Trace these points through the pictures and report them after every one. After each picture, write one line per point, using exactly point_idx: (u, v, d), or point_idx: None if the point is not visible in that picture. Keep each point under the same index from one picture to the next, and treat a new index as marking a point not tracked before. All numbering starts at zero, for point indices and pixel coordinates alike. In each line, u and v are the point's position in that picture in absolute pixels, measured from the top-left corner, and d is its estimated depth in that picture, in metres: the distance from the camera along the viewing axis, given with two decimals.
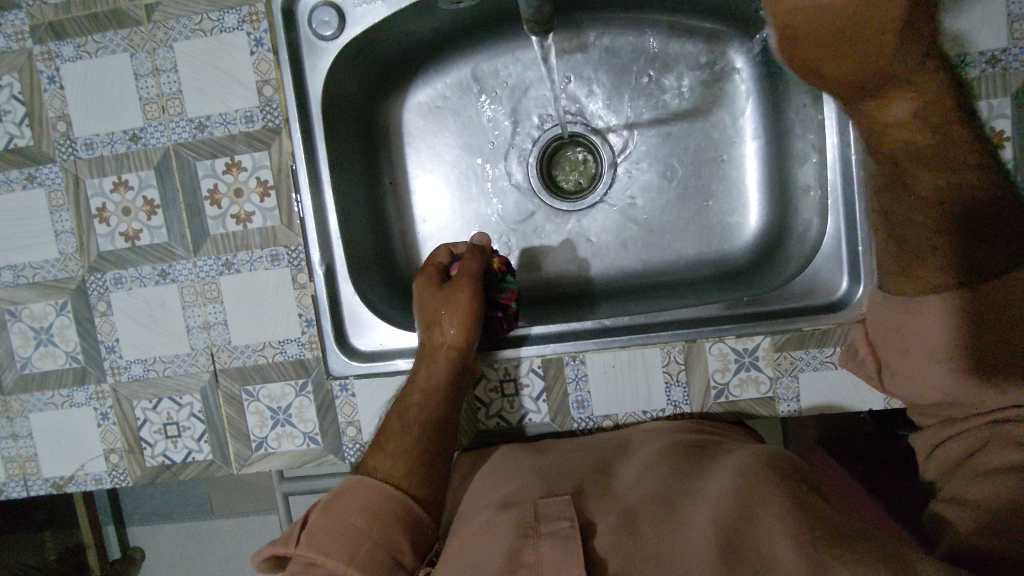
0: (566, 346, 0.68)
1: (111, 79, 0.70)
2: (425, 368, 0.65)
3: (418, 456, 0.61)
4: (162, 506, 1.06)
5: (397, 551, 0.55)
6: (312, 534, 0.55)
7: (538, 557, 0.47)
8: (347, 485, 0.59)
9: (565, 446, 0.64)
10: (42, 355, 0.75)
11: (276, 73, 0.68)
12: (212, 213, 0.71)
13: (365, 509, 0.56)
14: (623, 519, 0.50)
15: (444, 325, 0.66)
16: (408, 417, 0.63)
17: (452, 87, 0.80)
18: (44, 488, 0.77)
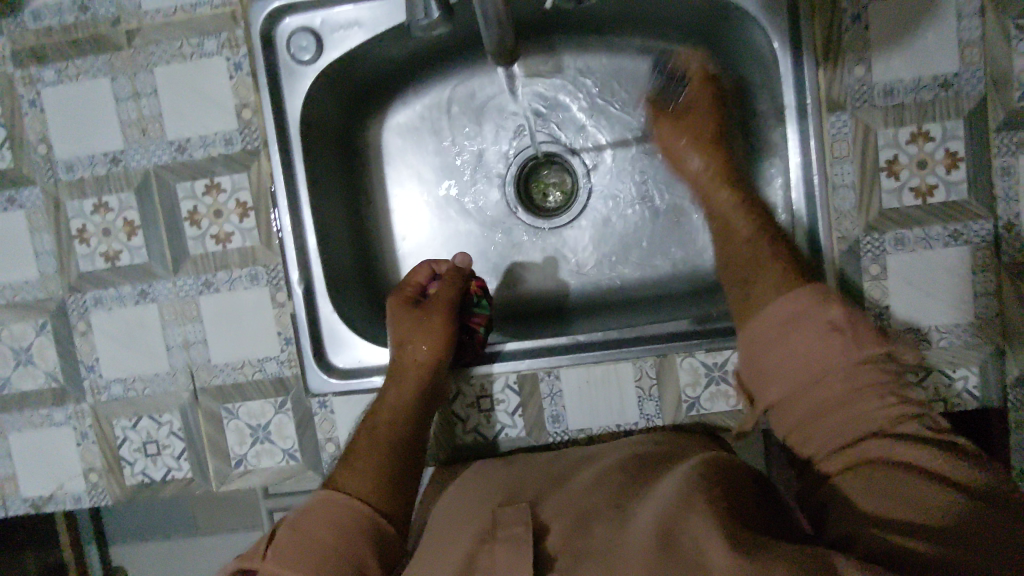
0: (546, 360, 0.69)
1: (92, 103, 0.71)
2: (397, 384, 0.66)
3: (385, 472, 0.62)
4: (145, 523, 1.06)
5: (363, 564, 0.56)
6: (278, 550, 0.55)
7: (492, 559, 0.48)
8: (317, 501, 0.59)
9: (534, 459, 0.65)
10: (22, 375, 0.75)
11: (255, 96, 0.70)
12: (192, 234, 0.72)
13: (330, 522, 0.57)
14: (575, 526, 0.51)
15: (418, 342, 0.68)
16: (378, 432, 0.64)
17: (430, 109, 0.82)
18: (23, 508, 0.77)
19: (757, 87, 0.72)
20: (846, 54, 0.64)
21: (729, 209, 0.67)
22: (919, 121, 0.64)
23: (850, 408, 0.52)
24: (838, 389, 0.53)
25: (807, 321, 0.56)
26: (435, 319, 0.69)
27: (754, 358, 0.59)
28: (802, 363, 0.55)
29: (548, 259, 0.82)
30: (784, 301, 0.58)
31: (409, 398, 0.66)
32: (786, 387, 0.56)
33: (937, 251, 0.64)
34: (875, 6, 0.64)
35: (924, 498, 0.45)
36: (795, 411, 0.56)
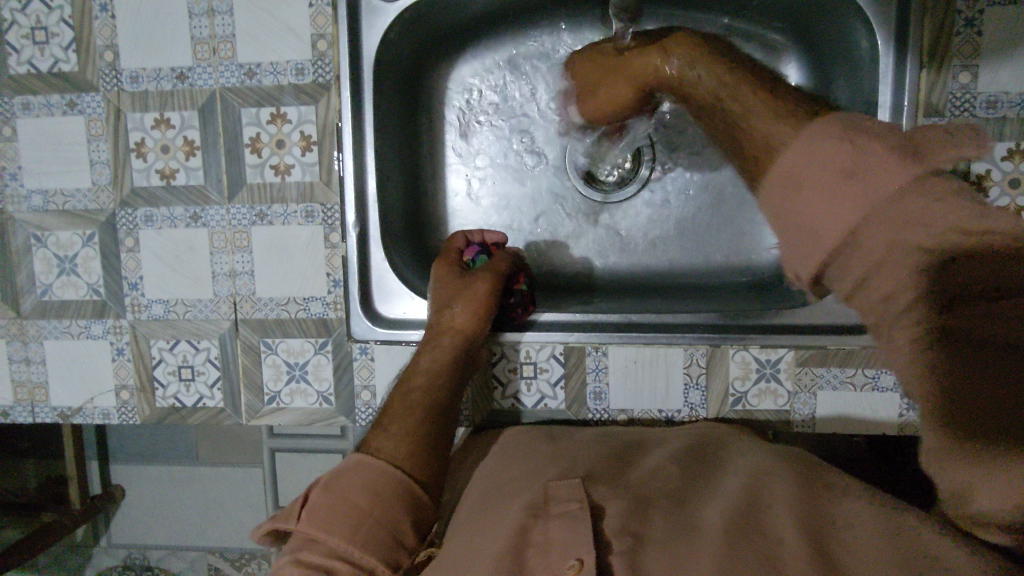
0: (591, 334, 0.67)
1: (166, 14, 0.69)
2: (431, 353, 0.65)
3: (420, 434, 0.60)
4: (154, 446, 1.06)
5: (399, 531, 0.55)
6: (311, 513, 0.55)
7: (548, 536, 0.47)
8: (348, 463, 0.58)
9: (574, 439, 0.63)
10: (63, 284, 0.75)
11: (333, 28, 0.68)
12: (251, 161, 0.70)
13: (362, 487, 0.55)
14: (637, 509, 0.49)
15: (458, 313, 0.65)
16: (412, 395, 0.63)
17: (500, 64, 0.79)
18: (50, 417, 0.77)
19: (846, 84, 0.69)
20: (952, 59, 0.61)
21: (749, 115, 0.47)
22: (1018, 137, 0.62)
23: (910, 275, 0.38)
24: (914, 259, 0.38)
25: (835, 171, 0.40)
26: (477, 290, 0.66)
27: (787, 234, 0.44)
28: (832, 237, 0.40)
29: (602, 234, 0.81)
30: (806, 155, 0.42)
31: (441, 365, 0.64)
32: (814, 259, 0.42)
33: None
34: (992, 13, 0.61)
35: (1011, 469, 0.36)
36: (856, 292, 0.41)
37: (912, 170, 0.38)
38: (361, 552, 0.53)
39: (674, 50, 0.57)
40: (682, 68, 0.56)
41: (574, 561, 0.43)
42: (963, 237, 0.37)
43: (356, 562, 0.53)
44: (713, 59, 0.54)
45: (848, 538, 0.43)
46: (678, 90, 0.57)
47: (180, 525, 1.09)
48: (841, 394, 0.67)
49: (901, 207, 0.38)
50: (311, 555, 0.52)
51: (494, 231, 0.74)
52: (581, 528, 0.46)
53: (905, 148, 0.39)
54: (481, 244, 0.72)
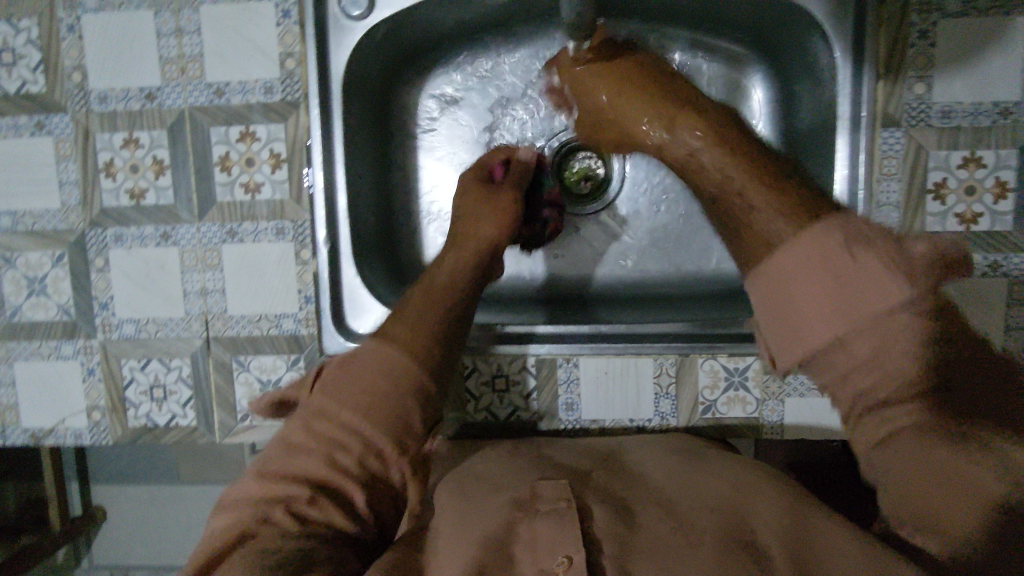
0: (567, 347, 0.69)
1: (134, 35, 0.70)
2: (457, 252, 0.65)
3: (437, 333, 0.59)
4: (130, 466, 1.05)
5: (408, 421, 0.54)
6: (324, 386, 0.55)
7: (533, 532, 0.47)
8: (364, 346, 0.57)
9: (561, 447, 0.64)
10: (33, 304, 0.74)
11: (300, 46, 0.68)
12: (221, 180, 0.71)
13: (377, 369, 0.55)
14: (621, 510, 0.50)
15: (482, 220, 0.67)
16: (432, 295, 0.61)
17: (472, 80, 0.80)
18: (21, 439, 0.77)
19: (808, 95, 0.70)
20: (907, 70, 0.63)
21: (730, 180, 0.48)
22: (973, 145, 0.63)
23: (889, 371, 0.40)
24: (900, 362, 0.40)
25: (840, 271, 0.41)
26: (500, 203, 0.69)
27: (784, 324, 0.44)
28: (827, 333, 0.41)
29: (574, 246, 0.81)
30: (810, 257, 0.42)
31: (462, 268, 0.64)
32: (808, 351, 0.43)
33: (973, 280, 0.64)
34: (944, 25, 0.62)
35: (968, 482, 0.38)
36: (829, 379, 0.43)
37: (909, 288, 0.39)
38: (371, 428, 0.53)
39: (679, 122, 0.54)
40: (708, 162, 0.50)
41: (563, 557, 0.44)
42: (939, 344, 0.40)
43: (364, 436, 0.52)
44: (721, 142, 0.50)
45: (820, 550, 0.43)
46: (660, 155, 0.56)
47: (159, 545, 1.08)
48: (807, 401, 0.67)
49: (890, 320, 0.40)
50: (321, 423, 0.53)
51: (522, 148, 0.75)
52: (569, 525, 0.47)
53: (900, 259, 0.40)
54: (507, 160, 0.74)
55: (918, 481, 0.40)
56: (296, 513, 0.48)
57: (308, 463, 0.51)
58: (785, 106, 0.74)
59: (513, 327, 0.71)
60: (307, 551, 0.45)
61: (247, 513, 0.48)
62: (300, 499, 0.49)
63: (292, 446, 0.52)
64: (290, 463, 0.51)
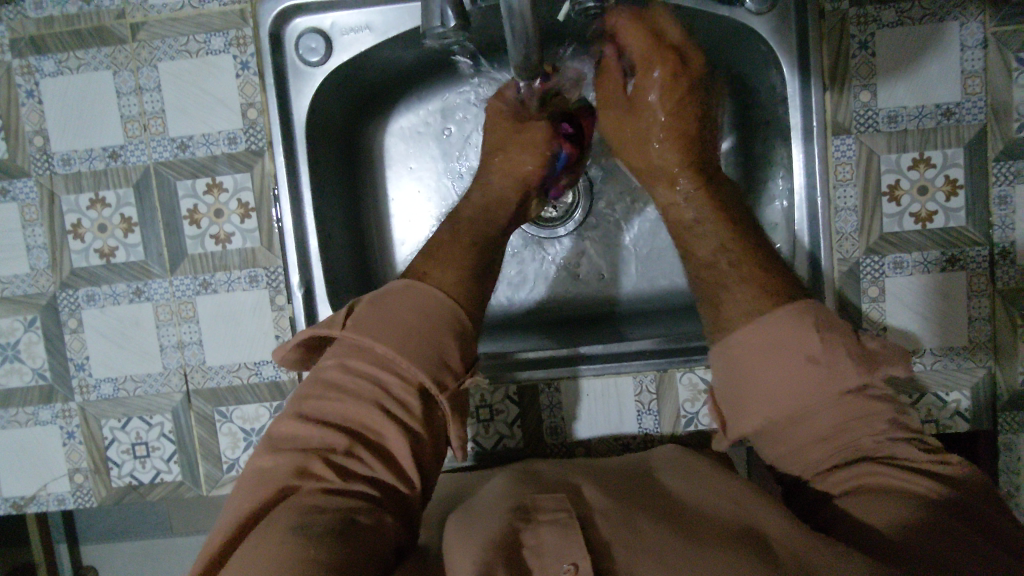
0: (556, 369, 0.70)
1: (94, 96, 0.70)
2: (482, 187, 0.67)
3: (467, 269, 0.60)
4: (118, 524, 1.03)
5: (446, 354, 0.54)
6: (358, 324, 0.54)
7: (539, 540, 0.46)
8: (397, 286, 0.57)
9: (555, 466, 0.63)
10: (7, 371, 0.73)
11: (261, 96, 0.69)
12: (191, 233, 0.71)
13: (413, 309, 0.55)
14: (624, 518, 0.48)
15: (519, 157, 0.66)
16: (462, 230, 0.63)
17: (435, 114, 0.81)
18: (3, 508, 0.75)
19: (760, 108, 0.72)
20: (852, 79, 0.65)
21: (708, 241, 0.58)
22: (921, 146, 0.65)
23: (844, 437, 0.49)
24: (849, 426, 0.49)
25: (804, 344, 0.49)
26: (535, 137, 0.66)
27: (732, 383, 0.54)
28: (792, 399, 0.49)
29: (547, 270, 0.82)
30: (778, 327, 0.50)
31: (491, 206, 0.66)
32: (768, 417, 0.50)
33: (934, 275, 0.66)
34: (884, 35, 0.65)
35: (907, 513, 0.43)
36: (791, 445, 0.51)
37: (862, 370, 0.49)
38: (410, 369, 0.52)
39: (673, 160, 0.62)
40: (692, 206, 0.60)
41: (569, 564, 0.43)
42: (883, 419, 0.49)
43: (403, 370, 0.52)
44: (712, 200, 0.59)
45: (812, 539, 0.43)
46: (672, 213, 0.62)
47: None
48: None
49: (844, 400, 0.49)
50: (358, 363, 0.52)
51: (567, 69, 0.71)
52: (573, 533, 0.45)
53: (851, 342, 0.50)
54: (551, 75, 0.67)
55: (861, 507, 0.46)
56: (334, 466, 0.48)
57: (345, 406, 0.51)
58: (741, 119, 0.76)
59: (524, 355, 0.72)
60: (347, 517, 0.45)
61: (289, 463, 0.48)
62: (338, 451, 0.49)
63: (330, 385, 0.52)
64: (330, 405, 0.51)
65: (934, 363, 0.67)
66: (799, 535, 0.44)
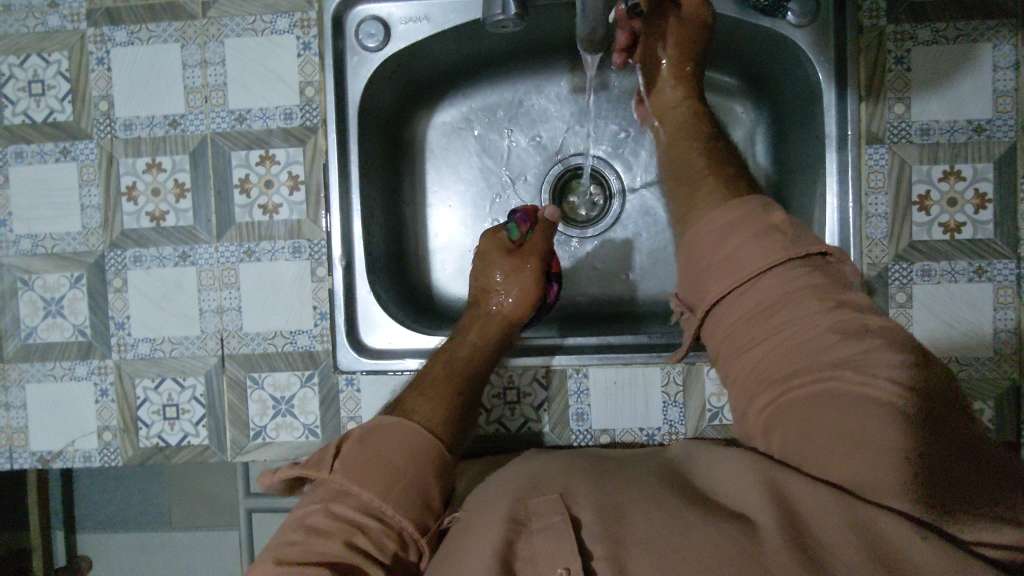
0: (538, 358, 0.72)
1: (160, 66, 0.73)
2: (480, 331, 0.71)
3: (452, 406, 0.63)
4: (122, 511, 1.03)
5: (428, 494, 0.56)
6: (346, 463, 0.55)
7: (533, 550, 0.47)
8: (383, 422, 0.59)
9: (552, 457, 0.63)
10: (49, 326, 0.75)
11: (319, 75, 0.72)
12: (241, 202, 0.73)
13: (400, 448, 0.57)
14: (615, 522, 0.47)
15: (512, 306, 0.73)
16: (454, 364, 0.67)
17: (477, 112, 0.84)
18: (29, 462, 0.76)
19: (793, 120, 0.75)
20: (887, 92, 0.68)
21: (705, 189, 0.63)
22: (951, 160, 0.68)
23: (801, 338, 0.53)
24: (806, 328, 0.53)
25: (750, 226, 0.57)
26: (523, 283, 0.73)
27: (696, 274, 0.60)
28: (743, 274, 0.56)
29: (578, 266, 0.84)
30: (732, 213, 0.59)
31: (486, 343, 0.70)
32: (733, 312, 0.57)
33: (961, 285, 0.67)
34: (918, 52, 0.67)
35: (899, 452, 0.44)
36: (751, 353, 0.55)
37: (810, 275, 0.55)
38: (395, 511, 0.53)
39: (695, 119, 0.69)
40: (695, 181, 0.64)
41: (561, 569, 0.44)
42: (845, 317, 0.52)
43: (384, 517, 0.53)
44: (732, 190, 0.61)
45: (817, 519, 0.42)
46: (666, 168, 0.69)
47: None
48: None
49: (799, 299, 0.54)
50: (341, 505, 0.53)
51: (550, 206, 0.77)
52: (567, 538, 0.46)
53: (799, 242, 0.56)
54: (528, 215, 0.76)
55: (818, 429, 0.48)
56: None
57: (325, 544, 0.50)
58: (774, 132, 0.79)
59: (537, 342, 0.75)
60: None
61: None
62: None
63: (312, 529, 0.51)
64: (310, 546, 0.50)
65: (961, 371, 0.68)
66: (801, 515, 0.43)
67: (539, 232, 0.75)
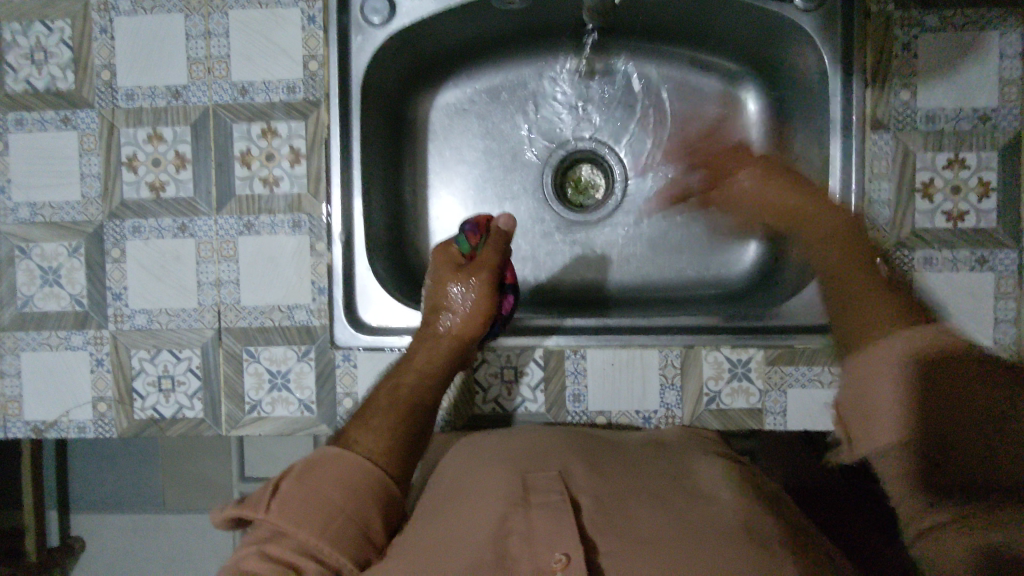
0: (522, 338, 0.72)
1: (164, 37, 0.73)
2: (426, 353, 0.68)
3: (399, 430, 0.63)
4: (113, 489, 1.02)
5: (368, 524, 0.56)
6: (281, 503, 0.54)
7: (530, 527, 0.49)
8: (326, 453, 0.59)
9: (532, 433, 0.63)
10: (45, 295, 0.75)
11: (324, 49, 0.72)
12: (241, 174, 0.73)
13: (339, 483, 0.56)
14: (613, 514, 0.51)
15: (461, 325, 0.70)
16: (405, 379, 0.67)
17: (481, 93, 0.84)
18: (23, 431, 0.76)
19: (798, 107, 0.75)
20: (893, 78, 0.67)
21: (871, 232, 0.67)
22: (956, 148, 0.67)
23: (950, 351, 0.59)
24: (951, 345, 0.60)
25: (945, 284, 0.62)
26: (472, 300, 0.70)
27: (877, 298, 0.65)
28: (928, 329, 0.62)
29: (579, 251, 0.83)
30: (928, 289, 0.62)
31: (437, 362, 0.68)
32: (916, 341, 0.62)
33: (964, 274, 0.67)
34: (926, 38, 0.67)
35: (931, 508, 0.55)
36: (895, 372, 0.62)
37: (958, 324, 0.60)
38: (332, 548, 0.53)
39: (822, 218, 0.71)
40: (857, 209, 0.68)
41: (561, 555, 0.46)
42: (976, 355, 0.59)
43: (323, 556, 0.52)
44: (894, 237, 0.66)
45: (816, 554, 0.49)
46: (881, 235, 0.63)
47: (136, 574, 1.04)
48: (809, 391, 0.70)
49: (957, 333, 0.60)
50: (275, 547, 0.51)
51: (504, 216, 0.75)
52: (564, 521, 0.49)
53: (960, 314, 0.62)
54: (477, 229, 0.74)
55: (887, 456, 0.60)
56: None
57: None
58: (779, 120, 0.79)
59: (531, 325, 0.74)
60: None
61: None
62: None
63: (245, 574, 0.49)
64: None
65: None
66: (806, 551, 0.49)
67: (488, 245, 0.73)
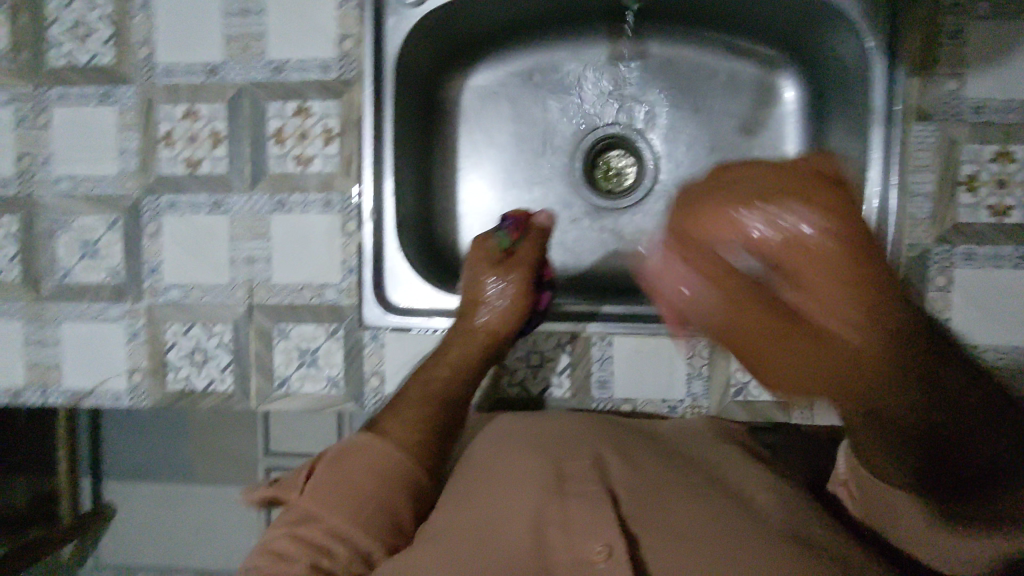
0: (553, 325, 0.72)
1: (202, 14, 0.74)
2: (464, 347, 0.68)
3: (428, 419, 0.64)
4: (143, 459, 1.04)
5: (398, 512, 0.57)
6: (314, 490, 0.56)
7: (568, 516, 0.50)
8: (358, 440, 0.60)
9: (564, 418, 0.63)
10: (84, 267, 0.77)
11: (359, 29, 0.72)
12: (275, 152, 0.74)
13: (369, 471, 0.57)
14: (651, 509, 0.51)
15: (499, 319, 0.69)
16: (436, 368, 0.67)
17: (514, 76, 0.83)
18: (61, 399, 0.78)
19: (838, 95, 0.73)
20: (940, 67, 0.65)
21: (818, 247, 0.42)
22: (1003, 140, 0.65)
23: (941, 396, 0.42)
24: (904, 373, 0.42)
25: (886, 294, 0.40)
26: (512, 293, 0.70)
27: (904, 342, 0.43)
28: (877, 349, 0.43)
29: (608, 237, 0.82)
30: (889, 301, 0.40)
31: (474, 354, 0.68)
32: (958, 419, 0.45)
33: (1005, 271, 0.65)
34: (976, 25, 0.65)
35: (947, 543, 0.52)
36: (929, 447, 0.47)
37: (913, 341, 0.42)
38: (361, 534, 0.54)
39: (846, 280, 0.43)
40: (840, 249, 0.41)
41: (603, 546, 0.47)
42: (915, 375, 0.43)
43: (352, 540, 0.53)
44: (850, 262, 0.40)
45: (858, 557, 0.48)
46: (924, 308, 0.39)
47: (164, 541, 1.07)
48: None
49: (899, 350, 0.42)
50: (306, 530, 0.53)
51: (542, 212, 0.76)
52: (602, 513, 0.49)
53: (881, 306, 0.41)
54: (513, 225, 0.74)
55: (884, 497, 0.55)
56: None
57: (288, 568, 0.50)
58: (818, 109, 0.77)
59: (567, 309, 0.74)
60: None
61: None
62: None
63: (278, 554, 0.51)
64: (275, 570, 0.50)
65: (996, 359, 0.66)
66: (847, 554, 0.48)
67: (526, 242, 0.74)
